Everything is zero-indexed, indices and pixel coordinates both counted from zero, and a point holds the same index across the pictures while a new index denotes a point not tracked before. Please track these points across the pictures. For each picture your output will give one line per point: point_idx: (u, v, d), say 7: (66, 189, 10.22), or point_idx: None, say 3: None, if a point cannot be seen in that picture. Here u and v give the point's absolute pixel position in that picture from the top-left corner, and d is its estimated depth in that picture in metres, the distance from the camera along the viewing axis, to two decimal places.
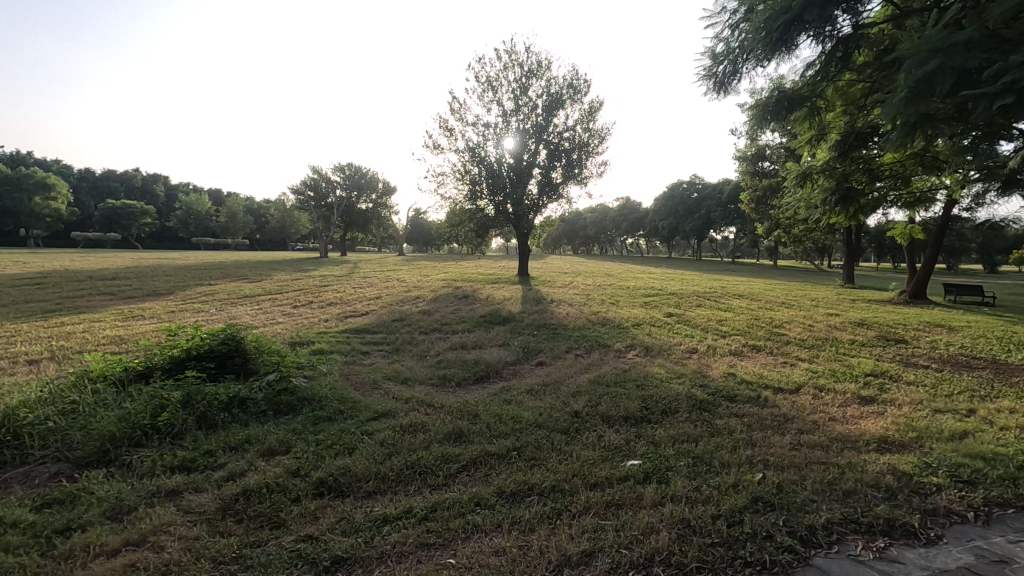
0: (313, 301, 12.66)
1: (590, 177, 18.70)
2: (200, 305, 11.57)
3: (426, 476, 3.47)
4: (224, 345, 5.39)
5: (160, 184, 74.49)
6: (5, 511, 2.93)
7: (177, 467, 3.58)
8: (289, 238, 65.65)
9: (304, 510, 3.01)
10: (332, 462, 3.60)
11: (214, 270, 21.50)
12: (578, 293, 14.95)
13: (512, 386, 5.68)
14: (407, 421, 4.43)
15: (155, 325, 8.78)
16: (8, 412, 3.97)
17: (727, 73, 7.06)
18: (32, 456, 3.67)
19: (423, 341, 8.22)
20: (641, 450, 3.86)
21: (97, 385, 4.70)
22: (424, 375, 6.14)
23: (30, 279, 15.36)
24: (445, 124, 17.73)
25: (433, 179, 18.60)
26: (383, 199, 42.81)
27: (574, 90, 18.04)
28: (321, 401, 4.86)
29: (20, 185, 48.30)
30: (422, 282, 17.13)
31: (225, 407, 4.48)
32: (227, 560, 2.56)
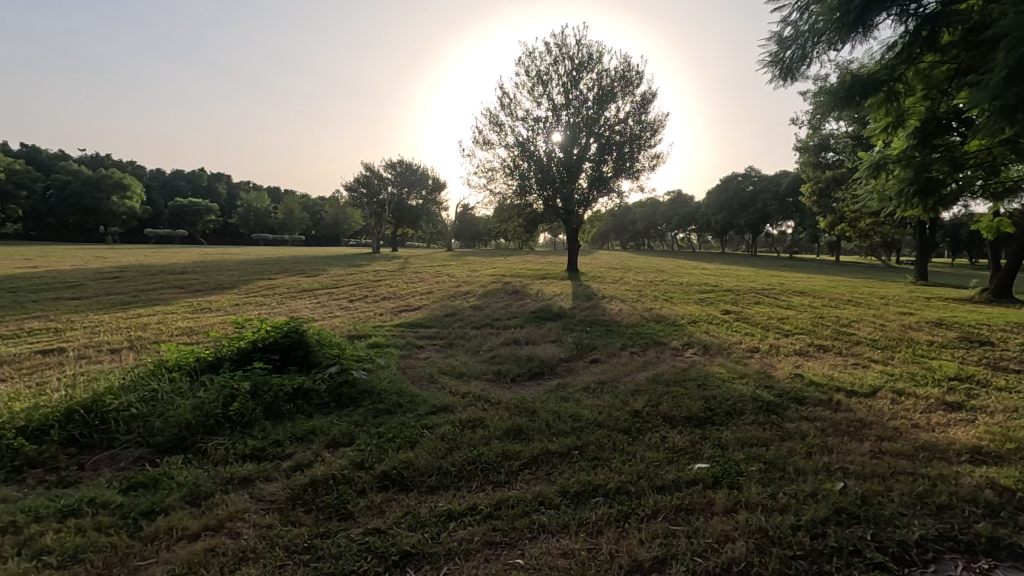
0: (368, 296, 12.97)
1: (642, 171, 18.29)
2: (262, 298, 12.04)
3: (488, 473, 3.44)
4: (288, 338, 5.56)
5: (223, 184, 78.30)
6: (96, 492, 3.11)
7: (248, 455, 3.70)
8: (342, 234, 67.71)
9: (370, 503, 3.05)
10: (395, 455, 3.63)
11: (273, 265, 22.41)
12: (630, 289, 14.66)
13: (569, 383, 5.60)
14: (466, 416, 4.43)
15: (222, 317, 9.20)
16: (96, 398, 4.22)
17: (794, 58, 6.67)
18: (117, 441, 3.88)
19: (475, 336, 8.24)
20: (707, 453, 3.71)
21: (172, 374, 4.93)
22: (478, 370, 6.15)
23: (110, 273, 16.45)
24: (494, 119, 17.74)
25: (483, 174, 18.67)
26: (432, 195, 43.42)
27: (626, 82, 17.67)
28: (381, 394, 4.93)
29: (100, 185, 51.87)
30: (472, 277, 17.27)
31: (291, 397, 4.61)
32: (300, 550, 2.61)
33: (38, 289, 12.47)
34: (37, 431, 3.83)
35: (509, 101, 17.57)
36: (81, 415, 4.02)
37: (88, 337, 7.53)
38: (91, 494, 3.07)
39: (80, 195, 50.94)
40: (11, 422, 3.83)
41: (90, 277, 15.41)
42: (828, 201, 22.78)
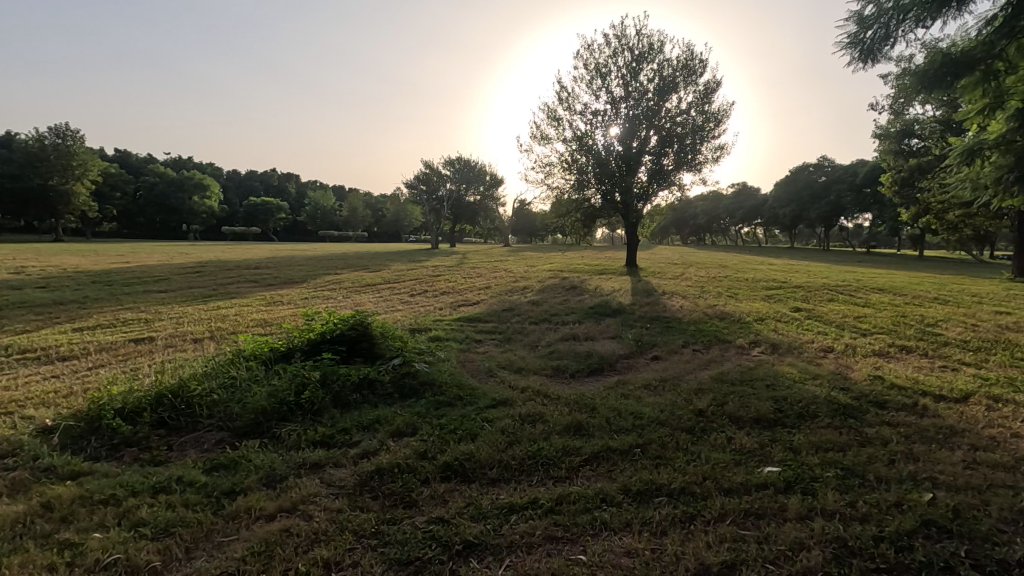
0: (428, 290, 13.24)
1: (706, 163, 17.66)
2: (329, 293, 12.54)
3: (548, 468, 3.44)
4: (353, 330, 5.77)
5: (293, 184, 82.17)
6: (183, 471, 3.34)
7: (318, 441, 3.87)
8: (403, 230, 69.53)
9: (433, 493, 3.11)
10: (456, 446, 3.68)
11: (339, 260, 23.31)
12: (692, 285, 14.22)
13: (629, 380, 5.50)
14: (525, 411, 4.44)
15: (292, 310, 9.66)
16: (182, 384, 4.54)
17: (877, 39, 6.22)
18: (201, 424, 4.16)
19: (534, 331, 8.25)
20: (778, 457, 3.54)
21: (249, 363, 5.23)
22: (537, 365, 6.14)
23: (193, 268, 17.64)
24: (552, 114, 17.60)
25: (540, 169, 18.60)
26: (490, 191, 43.69)
27: (689, 72, 17.11)
28: (442, 386, 5.02)
29: (183, 186, 55.49)
30: (530, 273, 17.25)
31: (357, 387, 4.78)
32: (368, 535, 2.70)
33: (131, 283, 13.53)
34: (132, 412, 4.16)
35: (567, 95, 17.39)
36: (169, 399, 4.33)
37: (174, 327, 8.10)
38: (178, 473, 3.31)
39: (166, 196, 54.83)
40: (111, 404, 4.19)
41: (175, 272, 16.57)
42: (911, 191, 21.19)
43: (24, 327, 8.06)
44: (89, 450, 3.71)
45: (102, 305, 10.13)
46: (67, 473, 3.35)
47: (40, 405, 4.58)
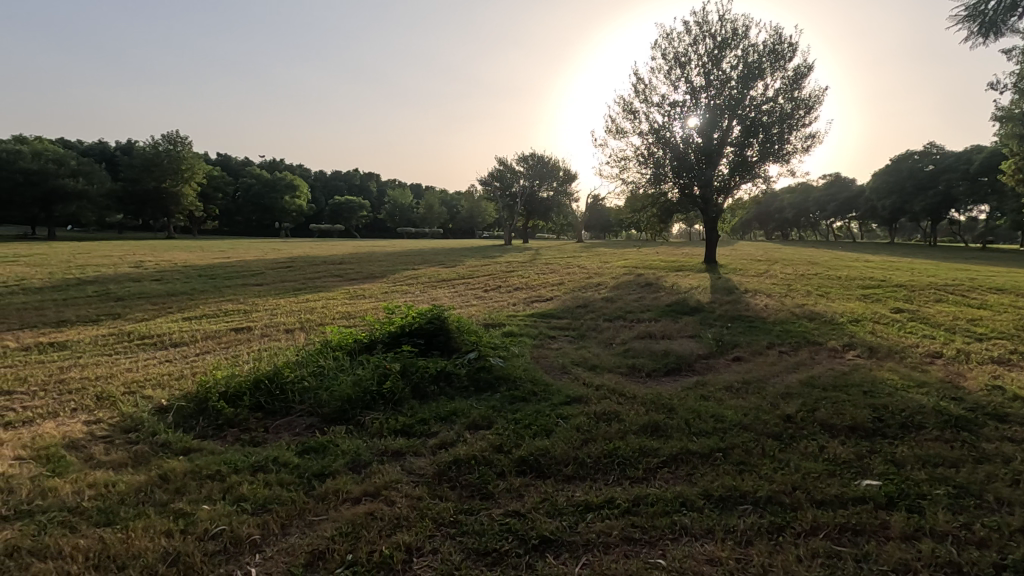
0: (502, 286, 13.37)
1: (794, 153, 16.59)
2: (407, 287, 12.99)
3: (625, 468, 3.38)
4: (431, 323, 5.94)
5: (373, 183, 85.82)
6: (278, 452, 3.58)
7: (399, 430, 4.02)
8: (476, 227, 70.66)
9: (510, 486, 3.14)
10: (532, 442, 3.70)
11: (416, 256, 24.07)
12: (776, 283, 13.45)
13: (709, 381, 5.29)
14: (600, 409, 4.38)
15: (373, 304, 10.11)
16: (276, 370, 4.87)
17: (1001, 10, 5.59)
18: (293, 408, 4.45)
19: (608, 329, 8.13)
20: (878, 470, 3.27)
21: (335, 354, 5.53)
22: (612, 363, 6.04)
23: (284, 263, 18.89)
24: (628, 106, 17.20)
25: (615, 164, 18.24)
26: (563, 186, 43.29)
27: (777, 57, 16.15)
28: (516, 381, 5.05)
29: (276, 186, 59.48)
30: (603, 269, 16.99)
31: (434, 379, 4.93)
32: (447, 523, 2.77)
33: (231, 277, 14.69)
34: (233, 395, 4.52)
35: (644, 87, 16.93)
36: (266, 384, 4.66)
37: (268, 318, 8.73)
38: (273, 454, 3.55)
39: (260, 196, 59.08)
40: (216, 387, 4.57)
41: (270, 267, 17.80)
42: None
43: (144, 316, 8.98)
44: (199, 428, 4.07)
45: (207, 297, 11.07)
46: (180, 448, 3.69)
47: (158, 385, 5.10)
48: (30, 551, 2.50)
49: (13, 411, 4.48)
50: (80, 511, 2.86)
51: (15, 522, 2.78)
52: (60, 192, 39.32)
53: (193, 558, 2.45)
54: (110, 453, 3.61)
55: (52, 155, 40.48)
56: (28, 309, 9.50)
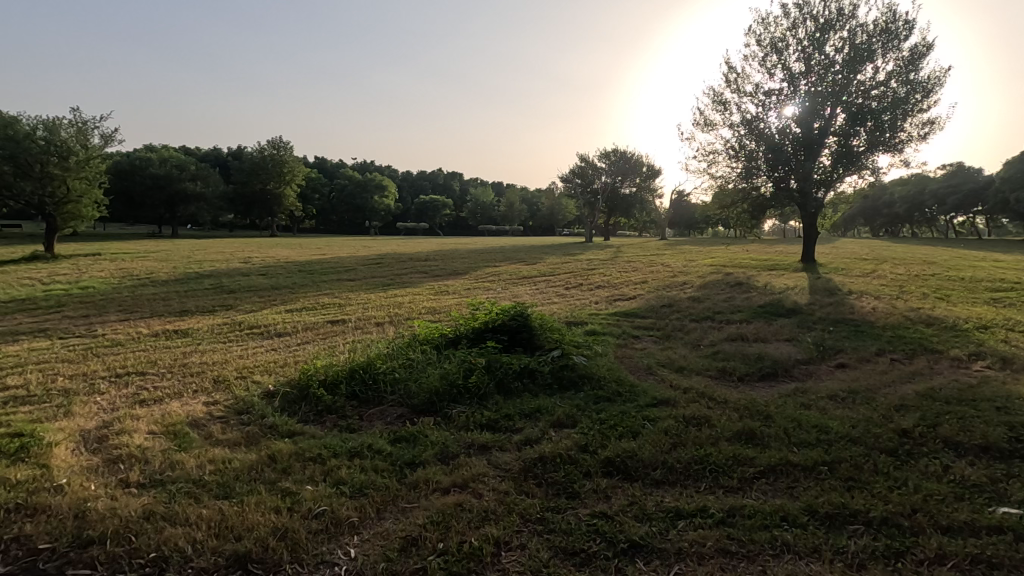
0: (583, 284, 13.23)
1: (909, 141, 15.04)
2: (489, 284, 13.19)
3: (718, 476, 3.22)
4: (515, 320, 5.99)
5: (456, 182, 87.99)
6: (372, 439, 3.76)
7: (484, 425, 4.09)
8: (556, 224, 70.47)
9: (596, 487, 3.10)
10: (618, 443, 3.62)
11: (497, 253, 24.39)
12: (886, 284, 12.27)
13: (810, 389, 4.93)
14: (688, 412, 4.21)
15: (457, 300, 10.35)
16: (370, 361, 5.12)
17: None
18: (384, 398, 4.65)
19: (695, 329, 7.80)
20: (1018, 497, 2.90)
21: (423, 347, 5.72)
22: (700, 366, 5.79)
23: (374, 260, 19.82)
24: (718, 97, 16.38)
25: (703, 158, 17.46)
26: (647, 182, 42.08)
27: (890, 36, 14.74)
28: (600, 381, 4.97)
29: (366, 187, 62.57)
30: (689, 267, 16.33)
31: (518, 376, 4.96)
32: (534, 519, 2.78)
33: (327, 273, 15.62)
34: (331, 383, 4.80)
35: (736, 75, 16.03)
36: (360, 373, 4.92)
37: (361, 311, 9.21)
38: (368, 441, 3.73)
39: (352, 196, 62.40)
40: (316, 375, 4.88)
41: (361, 263, 18.76)
42: None
43: (252, 307, 9.77)
44: (301, 413, 4.37)
45: (305, 291, 11.84)
46: (285, 431, 3.97)
47: (265, 371, 5.53)
48: (162, 516, 2.79)
49: (147, 390, 5.03)
50: (203, 483, 3.16)
51: (150, 489, 3.11)
52: (182, 194, 43.70)
53: (299, 534, 2.62)
54: (226, 433, 3.95)
55: (175, 162, 45.06)
56: (157, 300, 10.64)
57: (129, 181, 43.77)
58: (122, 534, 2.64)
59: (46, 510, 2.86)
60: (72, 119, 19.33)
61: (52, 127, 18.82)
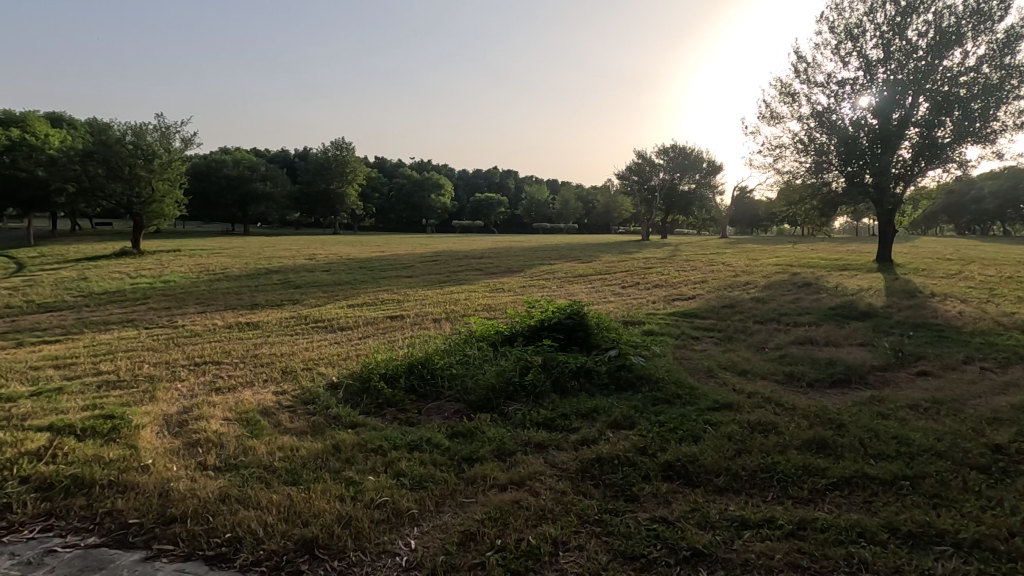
0: (640, 283, 12.98)
1: (1003, 132, 13.79)
2: (544, 282, 13.16)
3: (786, 486, 3.07)
4: (571, 319, 5.93)
5: (511, 180, 88.35)
6: (431, 433, 3.83)
7: (541, 423, 4.08)
8: (612, 222, 69.40)
9: (656, 491, 3.02)
10: (678, 447, 3.51)
11: (552, 251, 24.27)
12: (975, 286, 11.32)
13: (889, 397, 4.61)
14: (753, 417, 4.04)
15: (512, 297, 10.40)
16: (428, 357, 5.21)
17: None
18: (442, 393, 4.72)
19: (759, 331, 7.48)
20: None
21: (479, 344, 5.77)
22: (765, 369, 5.54)
23: (431, 257, 20.21)
24: (786, 89, 15.61)
25: (768, 152, 16.71)
26: (705, 179, 41.01)
27: (981, 18, 13.57)
28: (659, 382, 4.84)
29: (423, 186, 63.84)
30: (752, 267, 15.66)
31: (574, 375, 4.91)
32: (592, 521, 2.74)
33: (386, 269, 16.05)
34: (390, 376, 4.93)
35: (806, 65, 15.21)
36: (418, 368, 5.01)
37: (419, 307, 9.42)
38: (426, 435, 3.80)
39: (410, 195, 63.86)
40: (377, 368, 5.02)
41: (418, 260, 19.13)
42: None
43: (316, 302, 10.18)
44: (364, 405, 4.51)
45: (365, 287, 12.21)
46: (348, 422, 4.11)
47: (329, 364, 5.75)
48: (237, 498, 2.95)
49: (222, 378, 5.35)
50: (272, 469, 3.31)
51: (225, 472, 3.30)
52: (253, 194, 46.15)
53: (363, 523, 2.70)
54: (293, 421, 4.13)
55: (247, 163, 47.63)
56: (230, 294, 11.27)
57: (206, 181, 46.59)
58: (202, 513, 2.81)
59: (134, 487, 3.09)
60: (157, 125, 20.76)
61: (139, 133, 20.27)
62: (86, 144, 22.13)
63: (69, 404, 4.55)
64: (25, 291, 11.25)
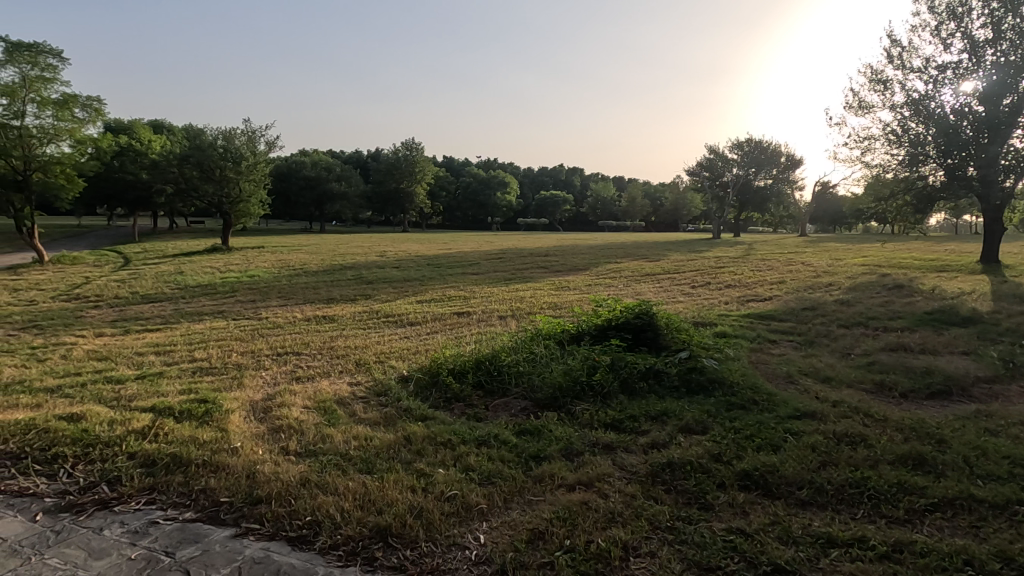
0: (712, 283, 12.49)
1: None
2: (611, 281, 12.92)
3: (878, 503, 2.85)
4: (639, 319, 5.79)
5: (577, 178, 87.46)
6: (498, 430, 3.85)
7: (609, 424, 4.01)
8: (681, 220, 67.21)
9: (733, 501, 2.89)
10: (757, 456, 3.34)
11: (619, 249, 23.83)
12: None
13: (997, 412, 4.17)
14: (839, 428, 3.77)
15: (578, 296, 10.29)
16: (495, 353, 5.25)
17: None
18: (509, 390, 4.74)
19: (844, 336, 6.98)
20: None
21: (546, 343, 5.74)
22: (852, 377, 5.16)
23: (498, 255, 20.36)
24: (877, 76, 14.49)
25: (855, 144, 15.58)
26: (783, 173, 38.96)
27: None
28: (733, 387, 4.62)
29: (489, 184, 64.47)
30: (836, 267, 14.68)
31: (643, 377, 4.79)
32: (663, 528, 2.66)
33: (453, 266, 16.34)
34: (458, 372, 5.00)
35: (901, 50, 14.06)
36: (485, 364, 5.06)
37: (485, 304, 9.53)
38: (494, 431, 3.82)
39: (476, 193, 64.74)
40: (445, 363, 5.12)
41: (484, 258, 19.33)
42: None
43: (387, 298, 10.52)
44: (433, 399, 4.61)
45: (433, 284, 12.51)
46: (418, 415, 4.22)
47: (400, 357, 5.93)
48: (317, 483, 3.10)
49: (301, 368, 5.64)
50: (349, 457, 3.45)
51: (306, 458, 3.47)
52: (329, 194, 48.41)
53: (434, 515, 2.75)
54: (367, 412, 4.29)
55: (324, 164, 50.01)
56: (308, 288, 11.87)
57: (287, 182, 49.34)
58: (285, 495, 2.98)
59: (225, 467, 3.31)
60: (244, 129, 22.18)
61: (229, 137, 21.74)
62: (182, 149, 23.97)
63: (169, 387, 4.96)
64: (131, 284, 12.35)
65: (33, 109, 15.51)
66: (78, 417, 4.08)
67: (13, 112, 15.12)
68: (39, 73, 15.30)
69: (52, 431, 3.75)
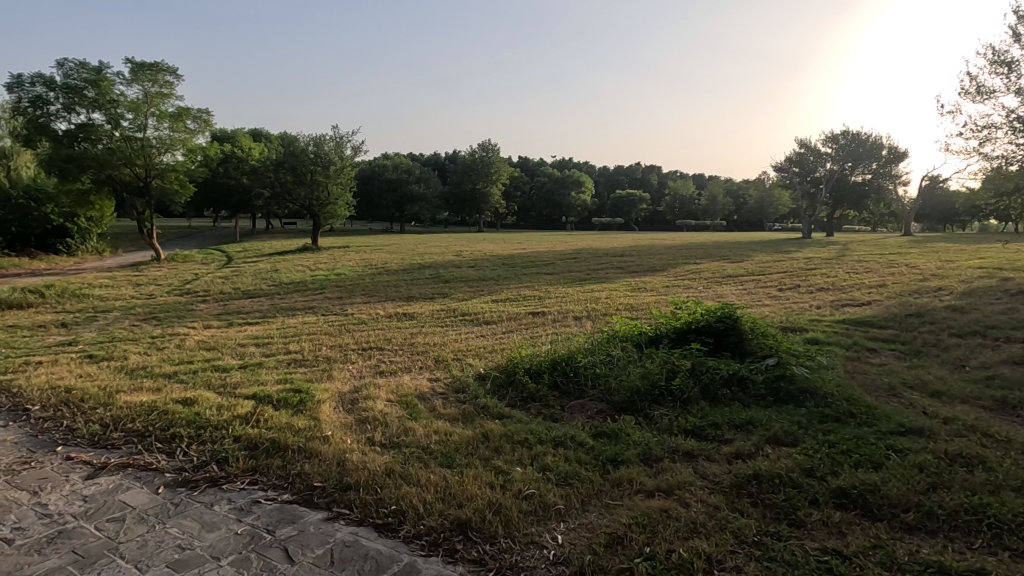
0: (802, 286, 11.71)
1: None
2: (691, 282, 12.48)
3: (1000, 534, 2.56)
4: (722, 322, 5.55)
5: (655, 176, 85.16)
6: (575, 431, 3.84)
7: (689, 431, 3.88)
8: (767, 218, 63.64)
9: (828, 518, 2.71)
10: (854, 472, 3.11)
11: (698, 250, 22.97)
12: None
13: None
14: (952, 448, 3.43)
15: (656, 297, 10.03)
16: (571, 354, 5.23)
17: None
18: (585, 392, 4.71)
19: (957, 346, 6.33)
20: None
21: (623, 345, 5.64)
22: (967, 392, 4.68)
23: (573, 254, 20.24)
24: (999, 57, 13.01)
25: (973, 133, 14.05)
26: (885, 167, 35.86)
27: None
28: (828, 398, 4.33)
29: (564, 184, 64.24)
30: (947, 270, 13.32)
31: (726, 383, 4.59)
32: (750, 542, 2.54)
33: (528, 266, 16.42)
34: (534, 371, 5.03)
35: None
36: (561, 365, 5.05)
37: (560, 305, 9.52)
38: (571, 432, 3.81)
39: (551, 193, 64.71)
40: (521, 363, 5.16)
41: (559, 258, 19.27)
42: None
43: (463, 296, 10.76)
44: (509, 398, 4.67)
45: (508, 283, 12.64)
46: (496, 413, 4.29)
47: (477, 355, 6.05)
48: (400, 474, 3.23)
49: (384, 363, 5.91)
50: (430, 451, 3.57)
51: (390, 449, 3.64)
52: (409, 195, 50.21)
53: (512, 512, 2.79)
54: (446, 408, 4.42)
55: (405, 167, 51.95)
56: (389, 286, 12.38)
57: (370, 184, 51.74)
58: (371, 484, 3.13)
59: (318, 454, 3.53)
60: (333, 135, 23.45)
61: (319, 143, 23.09)
62: (278, 155, 25.78)
63: (267, 376, 5.37)
64: (233, 280, 13.47)
65: (153, 122, 17.23)
66: (191, 401, 4.51)
67: (137, 126, 16.90)
68: (159, 90, 17.01)
69: (170, 413, 4.17)
